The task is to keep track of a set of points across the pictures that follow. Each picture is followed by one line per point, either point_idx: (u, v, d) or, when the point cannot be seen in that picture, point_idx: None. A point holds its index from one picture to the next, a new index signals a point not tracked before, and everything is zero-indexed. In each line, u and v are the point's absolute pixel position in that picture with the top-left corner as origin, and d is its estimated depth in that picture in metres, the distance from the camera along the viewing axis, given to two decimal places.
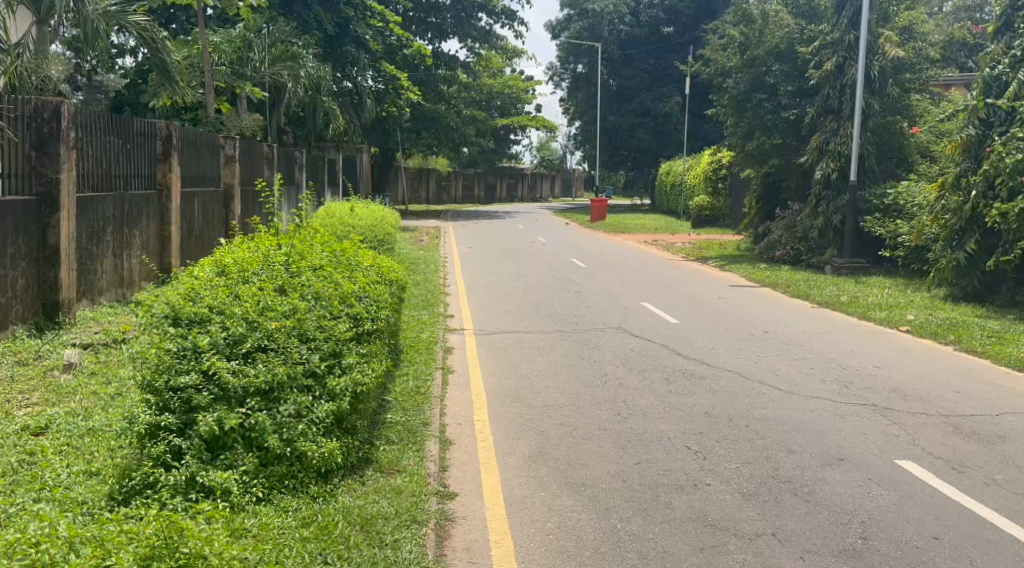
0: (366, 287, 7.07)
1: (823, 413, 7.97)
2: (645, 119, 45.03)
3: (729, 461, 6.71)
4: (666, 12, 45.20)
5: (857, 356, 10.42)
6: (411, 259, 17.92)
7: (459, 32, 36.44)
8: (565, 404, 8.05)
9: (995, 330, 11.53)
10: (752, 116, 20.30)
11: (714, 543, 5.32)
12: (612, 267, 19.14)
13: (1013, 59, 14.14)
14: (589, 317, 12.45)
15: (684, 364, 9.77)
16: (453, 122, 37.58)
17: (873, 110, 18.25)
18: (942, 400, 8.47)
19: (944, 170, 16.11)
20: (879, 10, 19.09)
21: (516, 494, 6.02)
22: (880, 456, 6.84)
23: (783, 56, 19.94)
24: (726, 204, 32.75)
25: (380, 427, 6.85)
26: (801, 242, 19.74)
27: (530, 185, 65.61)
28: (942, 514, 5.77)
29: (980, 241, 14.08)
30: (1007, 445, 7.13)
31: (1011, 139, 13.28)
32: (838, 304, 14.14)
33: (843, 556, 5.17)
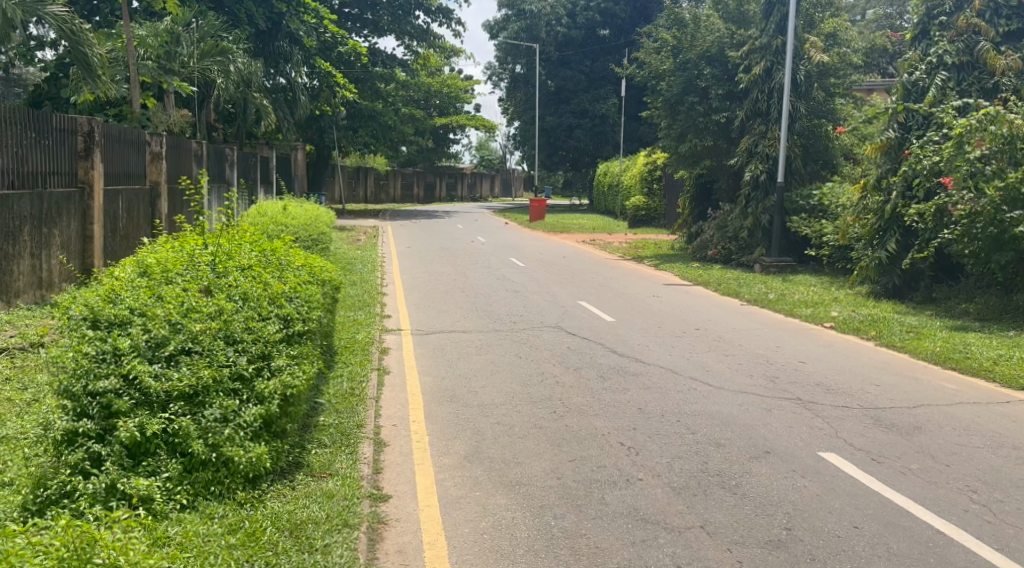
0: (297, 287, 6.96)
1: (751, 407, 8.13)
2: (582, 120, 45.36)
3: (660, 455, 6.79)
4: (601, 14, 45.45)
5: (783, 351, 10.65)
6: (347, 258, 17.71)
7: (396, 29, 36.17)
8: (502, 403, 8.05)
9: (913, 326, 11.91)
10: (684, 118, 20.58)
11: (645, 537, 5.38)
12: (549, 266, 19.22)
13: (930, 66, 14.74)
14: (526, 317, 12.44)
15: (618, 362, 9.85)
16: (390, 120, 37.26)
17: (798, 114, 18.81)
18: (863, 393, 8.72)
19: (865, 173, 16.58)
20: (805, 16, 19.60)
21: (451, 494, 5.99)
22: (804, 448, 7.00)
23: (713, 60, 20.28)
24: (661, 204, 33.15)
25: (312, 430, 6.77)
26: (732, 242, 20.14)
27: (468, 185, 65.47)
28: (863, 504, 5.93)
29: (900, 241, 14.52)
30: (923, 436, 7.36)
31: (929, 142, 13.80)
32: (766, 302, 14.45)
33: (768, 546, 5.28)
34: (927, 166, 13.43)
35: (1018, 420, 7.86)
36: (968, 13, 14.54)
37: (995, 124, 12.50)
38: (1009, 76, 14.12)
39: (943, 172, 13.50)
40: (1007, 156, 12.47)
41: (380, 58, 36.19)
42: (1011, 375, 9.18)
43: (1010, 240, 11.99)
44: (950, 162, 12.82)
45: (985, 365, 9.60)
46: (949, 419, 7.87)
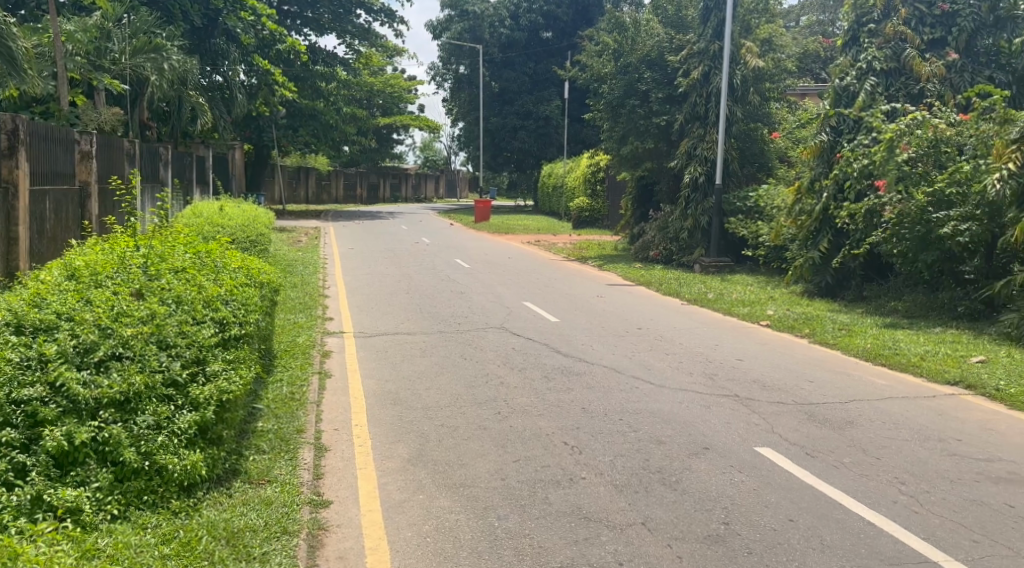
0: (233, 290, 6.80)
1: (691, 405, 8.20)
2: (526, 122, 45.47)
3: (603, 454, 6.81)
4: (544, 17, 45.59)
5: (721, 349, 10.80)
6: (287, 260, 17.44)
7: (337, 27, 35.81)
8: (446, 405, 7.98)
9: (845, 323, 12.15)
10: (626, 121, 20.78)
11: (587, 535, 5.40)
12: (493, 267, 19.19)
13: (860, 72, 15.10)
14: (470, 318, 12.39)
15: (562, 362, 9.86)
16: (332, 120, 36.83)
17: (735, 117, 19.07)
18: (798, 389, 8.87)
19: (799, 176, 16.90)
20: (742, 22, 19.80)
21: (393, 498, 5.91)
22: (742, 444, 7.09)
23: (653, 64, 20.55)
24: (604, 205, 33.39)
25: (250, 436, 6.62)
26: (673, 242, 20.37)
27: (412, 185, 65.11)
28: (799, 497, 6.03)
29: (832, 241, 14.81)
30: (855, 430, 7.51)
31: (859, 146, 14.11)
32: (705, 301, 14.65)
33: (707, 542, 5.36)
34: (858, 168, 13.73)
35: (944, 413, 8.07)
36: (895, 21, 14.96)
37: (921, 130, 12.96)
38: (934, 82, 14.65)
39: (874, 174, 13.78)
40: (932, 159, 12.89)
41: (321, 56, 36.16)
42: (937, 369, 9.44)
43: (935, 240, 12.32)
44: (882, 165, 13.04)
45: (913, 361, 9.84)
46: (879, 413, 8.05)
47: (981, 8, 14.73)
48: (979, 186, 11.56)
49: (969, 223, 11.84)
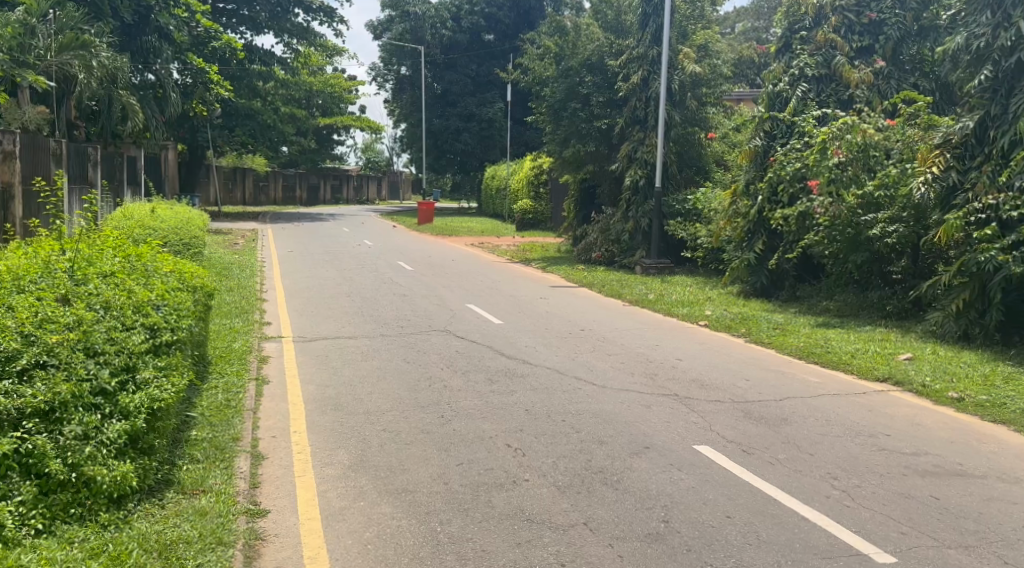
0: (165, 295, 6.64)
1: (632, 405, 8.27)
2: (469, 124, 45.47)
3: (545, 455, 6.83)
4: (485, 19, 45.66)
5: (661, 349, 10.93)
6: (224, 263, 17.11)
7: (275, 26, 35.25)
8: (388, 410, 7.92)
9: (779, 323, 12.40)
10: (568, 125, 20.93)
11: (530, 538, 5.42)
12: (436, 269, 19.10)
13: (792, 77, 15.45)
14: (414, 321, 12.31)
15: (506, 364, 9.87)
16: (270, 119, 36.28)
17: (674, 121, 19.35)
18: (736, 388, 9.01)
19: (734, 179, 17.21)
20: (679, 28, 20.07)
21: (333, 506, 5.85)
22: (681, 442, 7.18)
23: (594, 68, 20.64)
24: (546, 208, 33.54)
25: (183, 445, 6.48)
26: (614, 244, 20.54)
27: (354, 187, 64.50)
28: (737, 494, 6.13)
29: (767, 242, 15.10)
30: (790, 427, 7.66)
31: (791, 150, 14.43)
32: (646, 302, 14.80)
33: (647, 540, 5.43)
34: (791, 172, 14.02)
35: (874, 409, 8.29)
36: (826, 29, 15.29)
37: (851, 134, 13.19)
38: (862, 88, 15.01)
39: (806, 178, 14.10)
40: (860, 163, 13.21)
41: (258, 55, 34.77)
42: (868, 367, 9.68)
43: (865, 241, 12.67)
44: (814, 166, 13.34)
45: (844, 359, 10.07)
46: (813, 410, 8.22)
47: (906, 17, 15.16)
48: (906, 190, 11.88)
49: (895, 224, 12.20)
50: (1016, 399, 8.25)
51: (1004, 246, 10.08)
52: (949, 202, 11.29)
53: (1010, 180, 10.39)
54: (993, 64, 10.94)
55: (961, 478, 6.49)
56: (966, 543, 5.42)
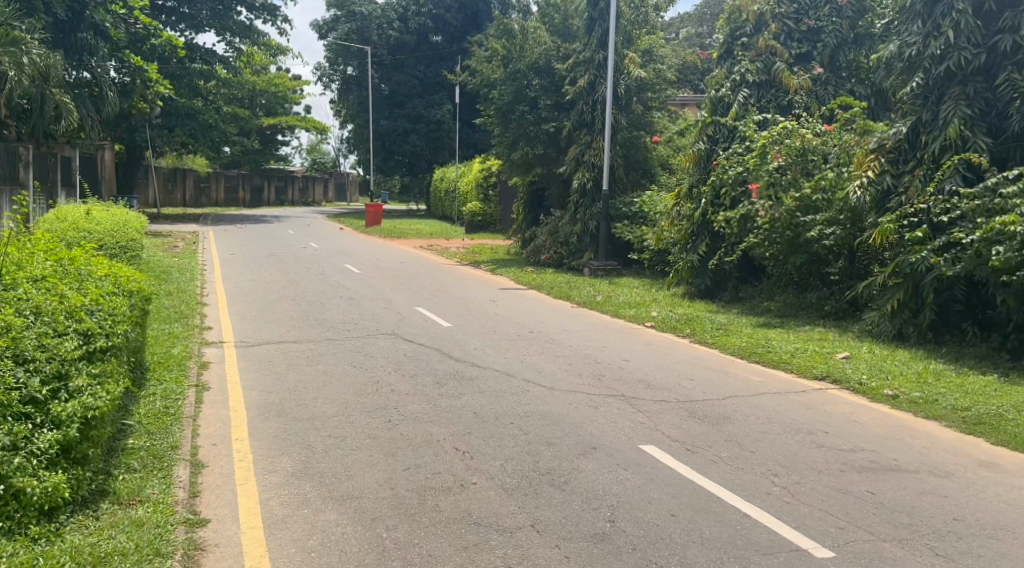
0: (99, 299, 6.48)
1: (579, 406, 8.31)
2: (417, 126, 45.27)
3: (493, 458, 6.82)
4: (433, 20, 45.32)
5: (608, 350, 11.01)
6: (163, 267, 16.76)
7: (217, 24, 34.69)
8: (333, 415, 7.83)
9: (722, 323, 12.56)
10: (516, 127, 20.93)
11: (477, 541, 5.41)
12: (384, 272, 18.99)
13: (734, 83, 15.68)
14: (361, 324, 12.22)
15: (454, 367, 9.84)
16: (211, 119, 35.63)
17: (620, 125, 19.46)
18: (681, 387, 9.10)
19: (679, 183, 17.38)
20: (624, 33, 20.08)
21: (276, 514, 5.76)
22: (628, 442, 7.24)
23: (541, 71, 20.80)
24: (495, 210, 33.54)
25: (119, 454, 6.33)
26: (563, 247, 20.61)
27: (299, 189, 63.75)
28: (681, 492, 6.20)
29: (710, 244, 15.30)
30: (732, 426, 7.77)
31: (733, 154, 14.61)
32: (594, 304, 14.89)
33: (593, 540, 5.46)
34: (733, 176, 14.22)
35: (813, 407, 8.44)
36: (766, 36, 15.52)
37: (790, 139, 13.60)
38: (801, 94, 15.38)
39: (746, 182, 14.30)
40: (799, 167, 13.44)
41: (200, 53, 34.86)
42: (807, 365, 9.86)
43: (803, 243, 12.90)
44: (755, 170, 13.60)
45: (785, 358, 10.25)
46: (755, 408, 8.35)
47: (842, 25, 15.65)
48: (843, 193, 12.18)
49: (833, 226, 12.45)
50: (948, 395, 8.48)
51: (935, 248, 10.37)
52: (884, 205, 11.57)
53: (941, 185, 10.69)
54: (924, 71, 11.25)
55: (896, 473, 6.64)
56: (900, 536, 5.55)
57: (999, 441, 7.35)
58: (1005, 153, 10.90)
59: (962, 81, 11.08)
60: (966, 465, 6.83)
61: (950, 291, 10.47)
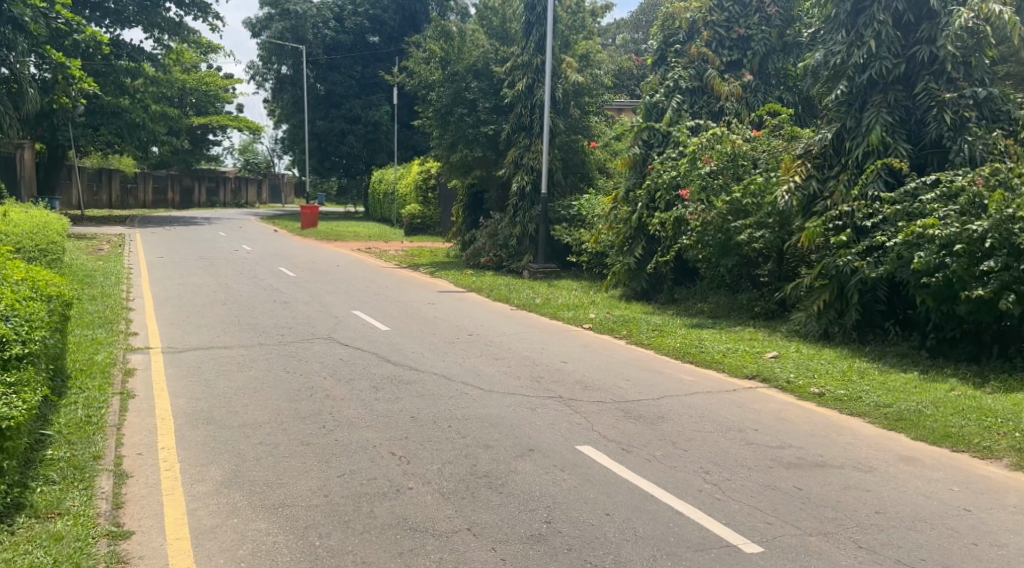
0: (15, 305, 6.29)
1: (517, 408, 8.30)
2: (354, 126, 44.92)
3: (430, 462, 6.76)
4: (369, 21, 45.12)
5: (547, 352, 11.07)
6: (86, 271, 16.24)
7: (144, 20, 33.83)
8: (265, 421, 7.68)
9: (658, 324, 12.68)
10: (455, 130, 20.87)
11: (412, 546, 5.36)
12: (320, 275, 18.75)
13: (668, 89, 15.94)
14: (296, 328, 12.05)
15: (391, 370, 9.76)
16: (139, 118, 34.77)
17: (558, 129, 19.62)
18: (617, 388, 9.17)
19: (616, 187, 17.55)
20: (561, 38, 20.27)
21: (204, 524, 5.61)
22: (564, 443, 7.26)
23: (480, 74, 20.85)
24: (435, 212, 33.39)
25: (37, 466, 6.12)
26: (502, 249, 20.59)
27: (232, 191, 62.66)
28: (616, 492, 6.22)
29: (646, 247, 15.43)
30: (666, 425, 7.84)
31: (667, 158, 14.80)
32: (532, 306, 14.94)
33: (529, 541, 5.45)
34: (667, 180, 14.41)
35: (744, 405, 8.59)
36: (698, 43, 15.86)
37: (720, 145, 13.84)
38: (731, 101, 15.67)
39: (680, 186, 14.51)
40: (730, 172, 13.70)
41: (127, 50, 34.06)
42: (738, 365, 10.03)
43: (734, 246, 13.15)
44: (686, 175, 13.84)
45: (717, 358, 10.41)
46: (687, 408, 8.45)
47: (772, 33, 15.89)
48: (770, 197, 12.37)
49: (761, 230, 12.67)
50: (870, 393, 8.69)
51: (859, 251, 10.68)
52: (810, 210, 11.83)
53: (864, 190, 11.00)
54: (847, 80, 11.53)
55: (823, 468, 6.79)
56: (826, 530, 5.66)
57: (918, 436, 7.56)
58: (923, 159, 11.26)
59: (884, 89, 11.38)
60: (888, 459, 7.02)
61: (873, 292, 10.72)
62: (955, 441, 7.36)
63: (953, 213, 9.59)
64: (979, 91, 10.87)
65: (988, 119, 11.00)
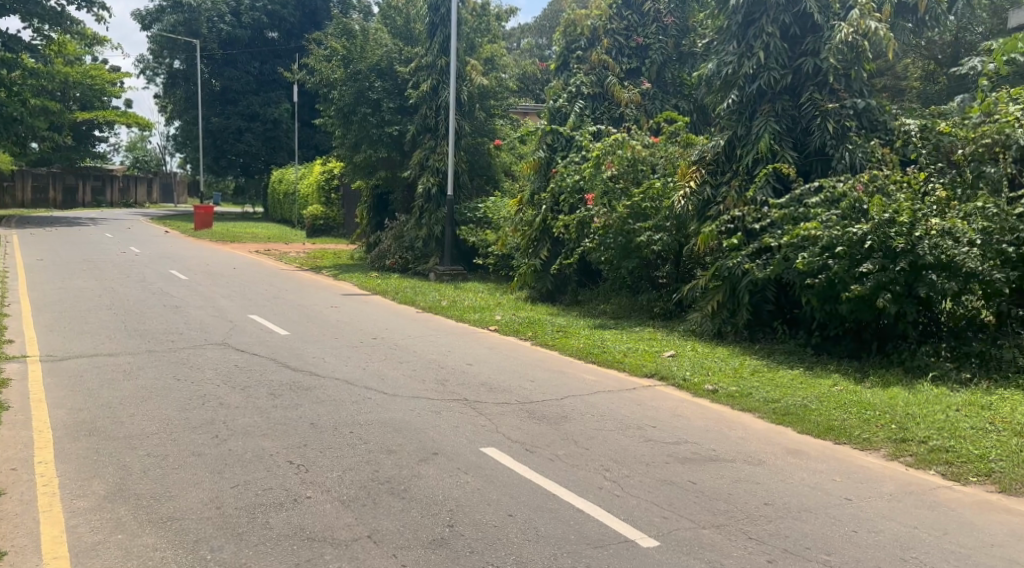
0: None
1: (421, 411, 8.21)
2: (252, 124, 43.85)
3: (330, 469, 6.61)
4: (268, 16, 44.07)
5: (452, 354, 10.98)
6: None
7: (22, 9, 32.24)
8: (153, 432, 7.36)
9: (562, 325, 12.82)
10: (358, 129, 20.53)
11: (310, 557, 5.22)
12: (215, 278, 18.15)
13: (570, 95, 16.25)
14: (189, 334, 11.63)
15: (290, 376, 9.51)
16: (17, 112, 32.92)
17: (463, 131, 19.54)
18: (521, 389, 9.19)
19: (522, 190, 17.57)
20: (467, 40, 20.23)
21: (84, 542, 5.34)
22: (468, 445, 7.20)
23: (384, 73, 20.65)
24: (339, 213, 32.87)
25: None
26: (408, 251, 20.41)
27: (119, 189, 60.21)
28: (518, 493, 6.20)
29: (551, 250, 15.43)
30: (569, 425, 7.87)
31: (570, 162, 14.92)
32: (438, 308, 14.84)
33: (431, 546, 5.38)
34: (571, 184, 14.51)
35: (643, 403, 8.70)
36: (599, 50, 16.22)
37: (621, 150, 14.03)
38: (631, 107, 16.02)
39: (584, 190, 14.62)
40: (630, 176, 13.90)
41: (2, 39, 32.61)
42: (637, 364, 10.17)
43: (635, 249, 13.35)
44: (590, 180, 14.04)
45: (618, 357, 10.55)
46: (589, 407, 8.50)
47: (668, 43, 16.64)
48: (668, 202, 12.63)
49: (660, 232, 12.91)
50: (760, 389, 8.94)
51: (748, 254, 11.01)
52: (704, 214, 12.03)
53: (755, 195, 11.30)
54: (738, 89, 11.85)
55: (717, 462, 6.94)
56: (719, 522, 5.78)
57: (804, 430, 7.81)
58: (809, 166, 11.67)
59: (771, 99, 11.79)
60: (777, 452, 7.23)
61: (762, 292, 11.07)
62: (838, 434, 7.63)
63: (835, 217, 9.95)
64: (859, 102, 11.37)
65: (867, 129, 11.51)
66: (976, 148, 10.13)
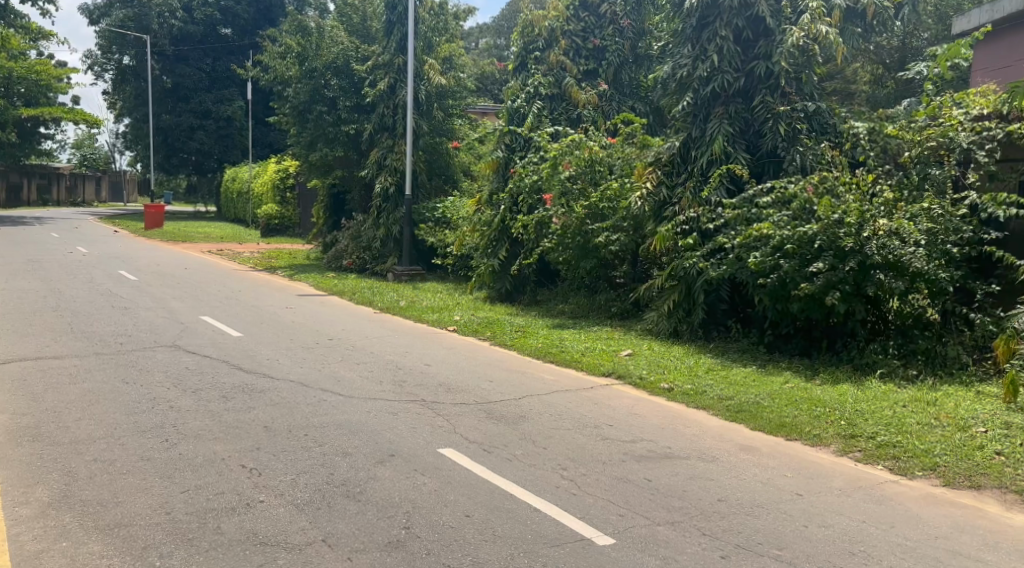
0: None
1: (377, 413, 8.14)
2: (205, 121, 43.20)
3: (283, 473, 6.51)
4: (220, 13, 43.51)
5: (410, 355, 10.91)
6: None
7: None
8: (100, 437, 7.19)
9: (521, 325, 12.81)
10: (314, 127, 20.45)
11: (262, 561, 5.14)
12: (166, 278, 17.81)
13: (528, 95, 16.03)
14: (138, 336, 11.39)
15: (243, 379, 9.36)
16: None
17: (421, 130, 19.42)
18: (478, 389, 9.16)
19: (480, 189, 17.51)
20: (426, 39, 20.02)
21: (27, 550, 5.20)
22: (424, 447, 7.15)
23: (340, 71, 20.36)
24: (294, 212, 32.50)
25: None
26: (365, 251, 20.27)
27: (65, 187, 58.83)
28: (474, 493, 6.17)
29: (510, 250, 15.37)
30: (527, 424, 7.86)
31: (528, 163, 14.90)
32: (396, 309, 14.73)
33: (387, 548, 5.33)
34: (529, 184, 14.50)
35: (600, 402, 8.72)
36: (557, 51, 16.22)
37: (578, 151, 14.03)
38: (588, 108, 16.12)
39: (542, 190, 14.62)
40: (587, 177, 13.93)
41: None
42: (595, 363, 10.19)
43: (593, 249, 13.39)
44: (548, 180, 14.04)
45: (575, 357, 10.56)
46: (546, 407, 8.49)
47: (624, 45, 16.79)
48: (624, 203, 12.69)
49: (617, 233, 12.96)
50: (714, 387, 9.02)
51: (703, 254, 11.11)
52: (660, 215, 12.11)
53: (709, 195, 11.40)
54: (693, 92, 11.92)
55: (672, 460, 6.97)
56: (674, 519, 5.81)
57: (757, 427, 7.88)
58: (761, 168, 11.81)
59: (725, 102, 11.89)
60: (731, 449, 7.29)
61: (717, 292, 11.20)
62: (789, 431, 7.71)
63: (786, 217, 10.09)
64: (809, 105, 11.54)
65: (818, 132, 11.69)
66: (921, 151, 10.37)
